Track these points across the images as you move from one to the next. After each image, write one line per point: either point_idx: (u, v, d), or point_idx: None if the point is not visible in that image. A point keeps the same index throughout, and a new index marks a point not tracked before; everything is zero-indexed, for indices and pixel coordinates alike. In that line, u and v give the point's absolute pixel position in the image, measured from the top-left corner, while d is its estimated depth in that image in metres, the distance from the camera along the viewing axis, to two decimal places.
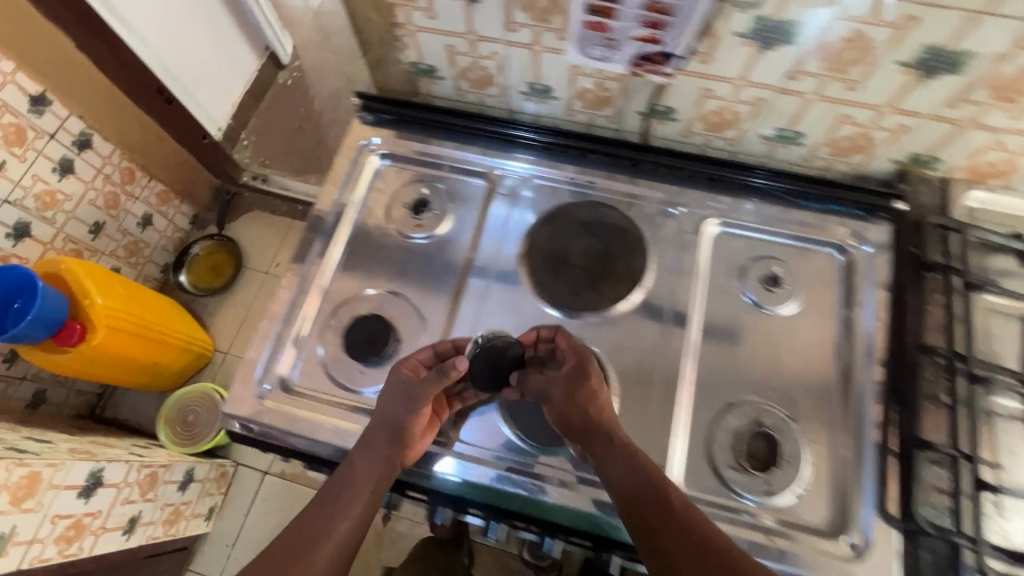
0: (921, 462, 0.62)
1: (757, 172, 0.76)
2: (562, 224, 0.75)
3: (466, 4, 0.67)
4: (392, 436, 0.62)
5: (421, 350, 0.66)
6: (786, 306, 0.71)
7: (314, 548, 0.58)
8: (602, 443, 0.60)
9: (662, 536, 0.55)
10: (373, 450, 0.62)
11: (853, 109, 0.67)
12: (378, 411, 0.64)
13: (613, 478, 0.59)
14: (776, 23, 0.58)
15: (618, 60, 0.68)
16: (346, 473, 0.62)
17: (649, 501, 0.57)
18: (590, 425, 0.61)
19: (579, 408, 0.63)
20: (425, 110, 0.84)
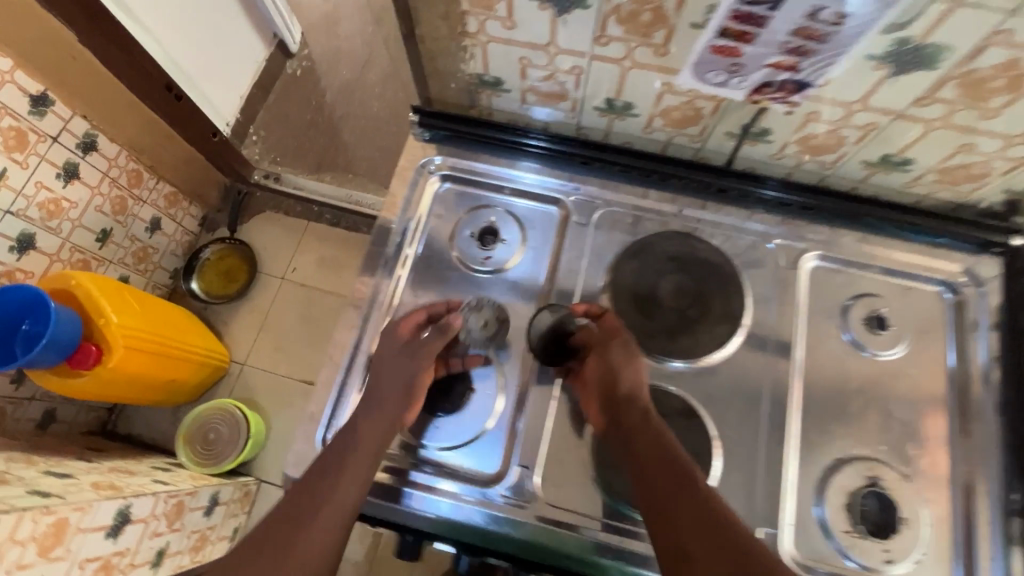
0: None
1: (770, 183, 0.73)
2: (650, 260, 0.69)
3: (554, 15, 0.59)
4: (395, 399, 0.61)
5: (414, 312, 0.66)
6: (892, 351, 0.66)
7: (316, 514, 0.55)
8: (626, 407, 0.59)
9: (678, 509, 0.53)
10: (373, 414, 0.60)
11: (979, 138, 0.61)
12: (376, 375, 0.62)
13: (629, 444, 0.58)
14: (920, 47, 0.52)
15: (739, 86, 0.61)
16: (345, 438, 0.59)
17: (666, 471, 0.55)
18: (614, 390, 0.60)
19: (605, 369, 0.62)
20: (464, 121, 0.77)
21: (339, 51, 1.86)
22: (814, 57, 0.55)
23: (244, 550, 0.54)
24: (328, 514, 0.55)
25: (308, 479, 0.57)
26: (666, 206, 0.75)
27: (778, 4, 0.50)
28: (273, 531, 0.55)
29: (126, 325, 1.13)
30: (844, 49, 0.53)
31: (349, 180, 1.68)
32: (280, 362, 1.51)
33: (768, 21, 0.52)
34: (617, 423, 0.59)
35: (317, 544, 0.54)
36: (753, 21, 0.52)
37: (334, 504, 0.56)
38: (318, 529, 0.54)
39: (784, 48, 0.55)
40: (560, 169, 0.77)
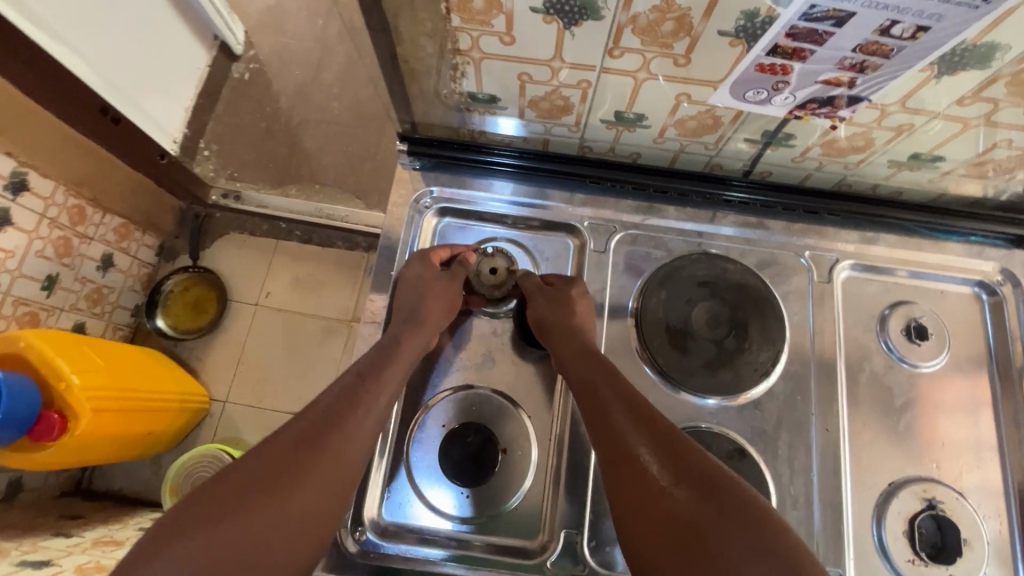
0: None
1: (734, 186, 0.70)
2: (677, 286, 0.66)
3: (562, 27, 0.51)
4: (438, 315, 0.64)
5: (438, 249, 0.69)
6: (933, 361, 0.64)
7: (352, 413, 0.54)
8: (561, 339, 0.61)
9: (621, 419, 0.53)
10: (416, 334, 0.62)
11: (1016, 134, 0.56)
12: (419, 291, 0.64)
13: (570, 371, 0.59)
14: (975, 46, 0.46)
15: (782, 104, 0.56)
16: (385, 353, 0.60)
17: (605, 390, 0.56)
18: (551, 326, 0.62)
19: (536, 315, 0.63)
20: (446, 144, 0.71)
21: (289, 49, 1.57)
22: (874, 73, 0.50)
23: (263, 453, 0.50)
24: (363, 421, 0.54)
25: (340, 389, 0.56)
26: (688, 224, 0.71)
27: (844, 20, 0.44)
28: (302, 432, 0.52)
29: (92, 384, 0.94)
30: (909, 65, 0.48)
31: (316, 193, 1.41)
32: (265, 396, 1.27)
33: (828, 38, 0.46)
34: (568, 353, 0.60)
35: (353, 447, 0.53)
36: (812, 38, 0.47)
37: (372, 410, 0.55)
38: (354, 432, 0.53)
39: (842, 64, 0.49)
40: (552, 191, 0.72)
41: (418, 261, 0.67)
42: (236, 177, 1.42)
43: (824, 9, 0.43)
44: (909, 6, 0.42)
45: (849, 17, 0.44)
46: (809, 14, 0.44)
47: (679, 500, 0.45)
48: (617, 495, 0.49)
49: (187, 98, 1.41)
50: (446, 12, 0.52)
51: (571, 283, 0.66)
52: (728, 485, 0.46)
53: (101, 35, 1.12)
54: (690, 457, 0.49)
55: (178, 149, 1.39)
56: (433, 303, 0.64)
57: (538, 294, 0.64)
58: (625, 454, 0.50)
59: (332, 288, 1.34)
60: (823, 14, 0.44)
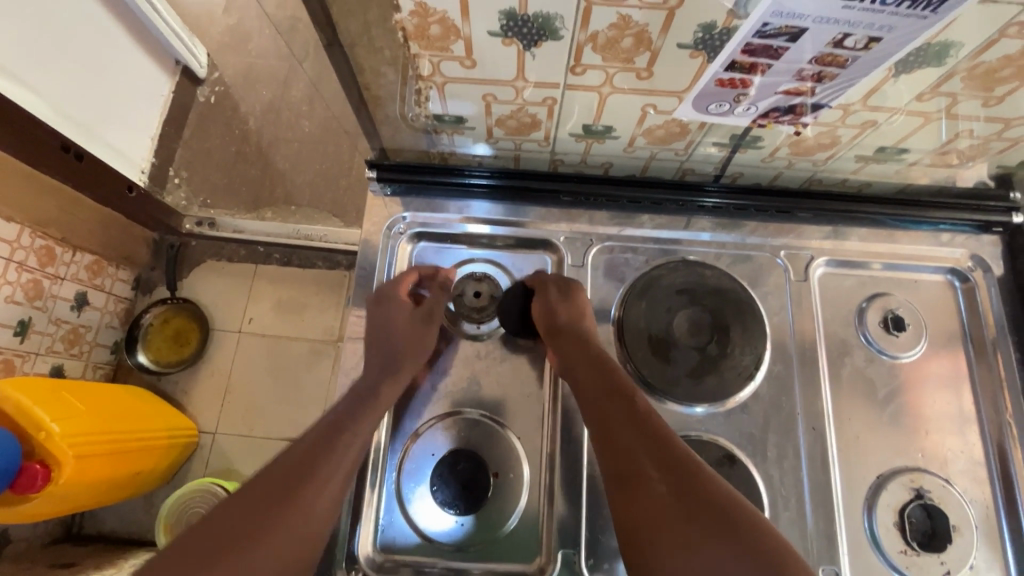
0: None
1: (709, 191, 0.69)
2: (657, 296, 0.66)
3: (522, 49, 0.51)
4: (412, 361, 0.63)
5: (409, 272, 0.68)
6: (910, 351, 0.65)
7: (332, 459, 0.53)
8: (563, 340, 0.61)
9: (628, 435, 0.53)
10: (393, 380, 0.61)
11: (976, 124, 0.57)
12: (387, 338, 0.63)
13: (575, 381, 0.59)
14: (928, 47, 0.46)
15: (744, 115, 0.57)
16: (358, 400, 0.58)
17: (610, 401, 0.55)
18: (553, 330, 0.62)
19: (546, 306, 0.64)
20: (414, 168, 0.71)
21: (253, 69, 1.53)
22: (832, 81, 0.50)
23: (240, 503, 0.48)
24: (338, 470, 0.53)
25: (319, 433, 0.55)
26: (662, 231, 0.72)
27: (797, 35, 0.45)
28: (280, 480, 0.50)
29: (74, 431, 0.91)
30: (866, 72, 0.49)
31: (292, 215, 1.37)
32: (254, 424, 1.22)
33: (783, 52, 0.47)
34: (575, 356, 0.60)
35: (326, 499, 0.51)
36: (767, 54, 0.47)
37: (348, 458, 0.54)
38: (335, 477, 0.53)
39: (800, 75, 0.50)
40: (526, 208, 0.72)
41: (391, 291, 0.66)
42: (208, 204, 1.38)
43: (769, 27, 0.44)
44: (859, 19, 0.42)
45: (801, 32, 0.44)
46: (758, 32, 0.45)
47: (687, 523, 0.45)
48: (623, 515, 0.50)
49: (152, 126, 1.38)
50: (404, 40, 0.51)
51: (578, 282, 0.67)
52: (735, 510, 0.46)
53: (55, 69, 1.09)
54: (699, 478, 0.48)
55: (146, 180, 1.35)
56: (400, 361, 0.62)
57: (547, 290, 0.65)
58: (634, 472, 0.50)
59: (315, 310, 1.29)
60: (776, 31, 0.44)
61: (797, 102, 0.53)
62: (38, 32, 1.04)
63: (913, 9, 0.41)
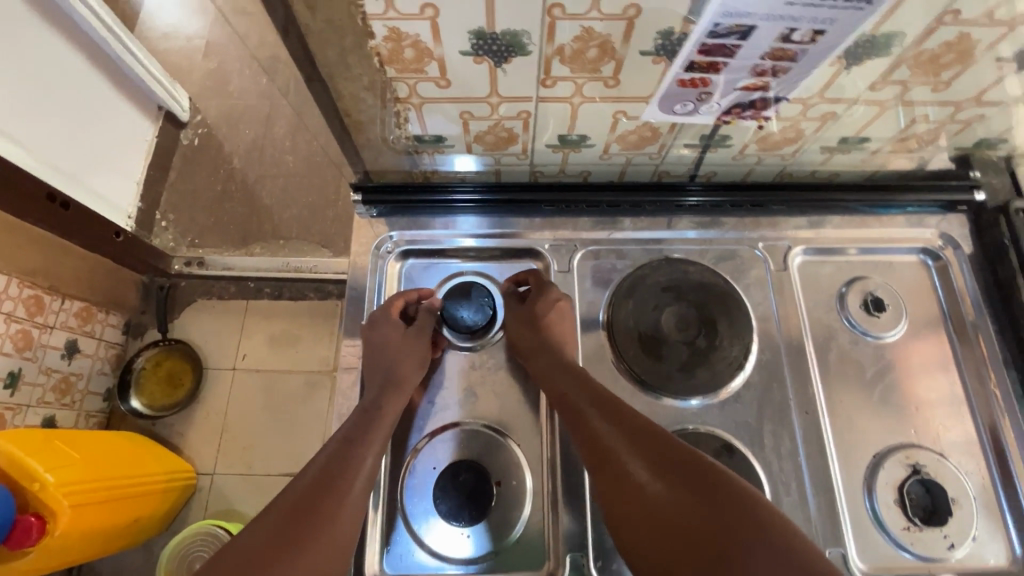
0: None
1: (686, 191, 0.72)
2: (643, 295, 0.68)
3: (493, 66, 0.53)
4: (414, 375, 0.63)
5: (397, 299, 0.67)
6: (893, 330, 0.67)
7: (348, 473, 0.54)
8: (532, 360, 0.63)
9: (599, 423, 0.54)
10: (396, 395, 0.61)
11: (930, 108, 0.60)
12: (382, 358, 0.64)
13: (547, 387, 0.61)
14: (874, 38, 0.49)
15: (708, 112, 0.59)
16: (364, 417, 0.59)
17: (579, 393, 0.57)
18: (524, 349, 0.64)
19: (513, 340, 0.66)
20: (398, 189, 0.73)
21: (235, 110, 1.56)
22: (785, 74, 0.53)
23: (263, 529, 0.48)
24: (355, 485, 0.53)
25: (331, 452, 0.55)
26: (644, 233, 0.73)
27: (747, 33, 0.47)
28: (299, 499, 0.50)
29: (68, 479, 0.89)
30: (816, 64, 0.52)
31: (281, 249, 1.39)
32: (253, 460, 1.21)
33: (737, 50, 0.50)
34: (545, 365, 0.61)
35: (348, 513, 0.51)
36: (722, 52, 0.50)
37: (363, 472, 0.55)
38: (354, 489, 0.53)
39: (754, 71, 0.52)
40: (509, 219, 0.74)
41: (382, 316, 0.66)
42: (197, 244, 1.39)
43: (720, 27, 0.47)
44: (801, 14, 0.45)
45: (750, 30, 0.47)
46: (710, 34, 0.48)
47: (658, 492, 0.47)
48: (608, 501, 0.51)
49: (137, 172, 1.39)
50: (380, 65, 0.53)
51: (551, 292, 0.66)
52: (708, 473, 0.47)
53: (38, 121, 1.10)
54: (667, 447, 0.50)
55: (133, 224, 1.36)
56: (403, 375, 0.62)
57: (518, 321, 0.66)
58: (607, 455, 0.52)
59: (309, 340, 1.29)
60: (727, 30, 0.47)
61: (756, 96, 0.56)
62: (19, 87, 1.06)
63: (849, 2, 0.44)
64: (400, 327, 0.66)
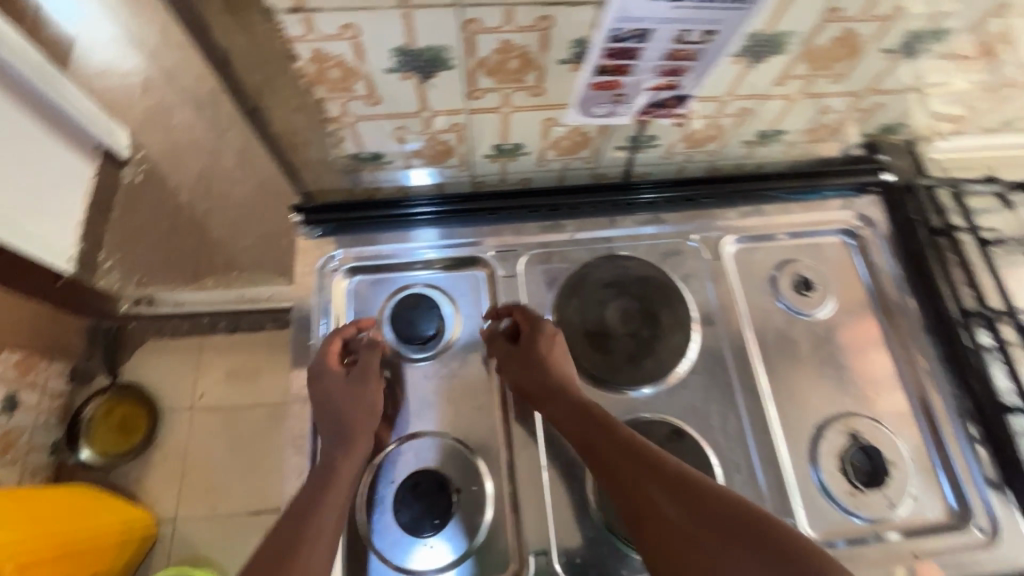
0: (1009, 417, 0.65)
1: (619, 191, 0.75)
2: (588, 293, 0.70)
3: (420, 81, 0.55)
4: (364, 425, 0.61)
5: (331, 339, 0.65)
6: (823, 307, 0.71)
7: (308, 541, 0.52)
8: (547, 403, 0.61)
9: (634, 473, 0.54)
10: (347, 450, 0.59)
11: (834, 99, 0.65)
12: (330, 410, 0.62)
13: (568, 431, 0.60)
14: (769, 36, 0.53)
15: (626, 113, 0.62)
16: (318, 479, 0.57)
17: (606, 441, 0.56)
18: (534, 391, 0.62)
19: (513, 380, 0.64)
20: (340, 209, 0.73)
21: (178, 143, 1.53)
22: (689, 73, 0.57)
23: None
24: (316, 553, 0.52)
25: (286, 523, 0.54)
26: (585, 233, 0.75)
27: (645, 36, 0.51)
28: None
29: (10, 539, 0.85)
30: (714, 62, 0.55)
31: (235, 280, 1.32)
32: (217, 501, 1.16)
33: (640, 53, 0.53)
34: (562, 409, 0.60)
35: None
36: (627, 55, 0.53)
37: (324, 537, 0.53)
38: (314, 558, 0.52)
39: (660, 71, 0.56)
40: (452, 229, 0.74)
41: (324, 359, 0.64)
42: (144, 282, 1.33)
43: (618, 31, 0.50)
44: (689, 16, 0.49)
45: (647, 33, 0.50)
46: (612, 39, 0.51)
47: (711, 547, 0.47)
48: (649, 555, 0.50)
49: (76, 213, 1.35)
50: (309, 86, 0.54)
51: (545, 326, 0.65)
52: (757, 523, 0.48)
53: None
54: (711, 498, 0.50)
55: (74, 266, 1.30)
56: (353, 425, 0.61)
57: (512, 360, 0.64)
58: (647, 508, 0.51)
59: (270, 372, 1.26)
60: (626, 34, 0.50)
61: (666, 95, 0.59)
62: None
63: (731, 2, 0.47)
64: (341, 373, 0.64)
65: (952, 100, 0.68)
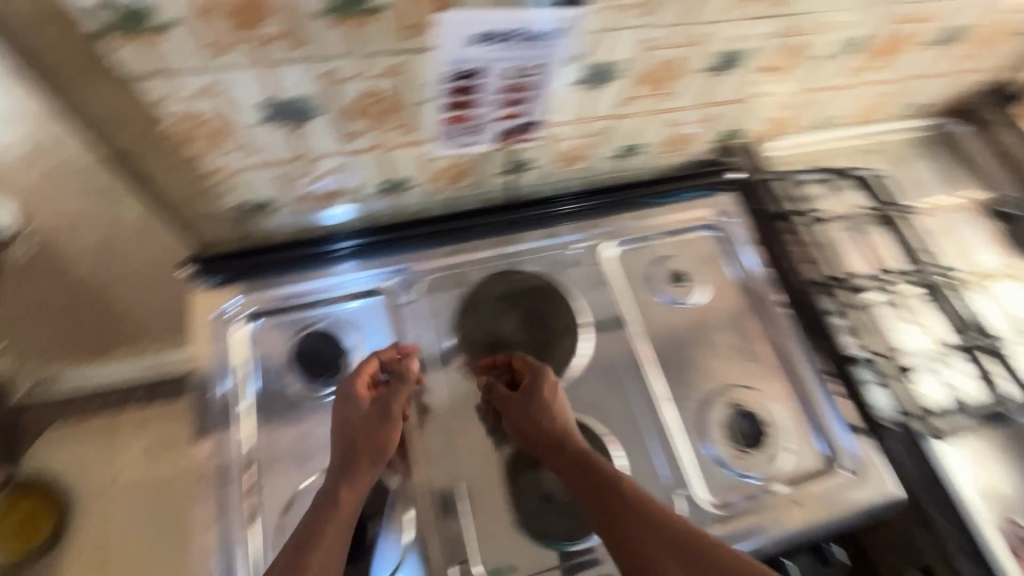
0: (857, 368, 0.74)
1: (496, 211, 0.78)
2: (481, 307, 0.74)
3: (291, 128, 0.58)
4: (371, 459, 0.61)
5: (368, 361, 0.67)
6: (696, 294, 0.79)
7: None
8: (552, 453, 0.63)
9: (637, 531, 0.56)
10: (354, 483, 0.59)
11: (675, 113, 0.74)
12: (347, 439, 0.62)
13: (572, 483, 0.61)
14: (600, 64, 0.62)
15: (484, 142, 0.68)
16: (319, 512, 0.57)
17: (614, 495, 0.59)
18: (534, 436, 0.64)
19: (514, 425, 0.65)
20: (227, 257, 0.72)
21: None
22: (530, 103, 0.64)
23: None
24: None
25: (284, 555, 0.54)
26: (474, 253, 0.77)
27: (479, 73, 0.58)
28: None
29: None
30: (548, 90, 0.63)
31: None
32: None
33: (479, 90, 0.60)
34: (565, 457, 0.62)
35: None
36: (468, 91, 0.59)
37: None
38: None
39: (503, 103, 0.63)
40: (343, 264, 0.74)
41: (351, 377, 0.66)
42: None
43: (448, 74, 0.57)
44: (511, 55, 0.56)
45: (480, 72, 0.57)
46: (446, 81, 0.57)
47: None
48: None
49: None
50: (182, 143, 0.57)
51: (546, 374, 0.68)
52: None
53: None
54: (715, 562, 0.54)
55: None
56: (360, 455, 0.61)
57: (511, 405, 0.65)
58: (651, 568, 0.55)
59: None
60: (461, 73, 0.57)
61: (515, 123, 0.66)
62: None
63: (541, 38, 0.56)
64: (363, 397, 0.65)
65: (774, 106, 0.80)
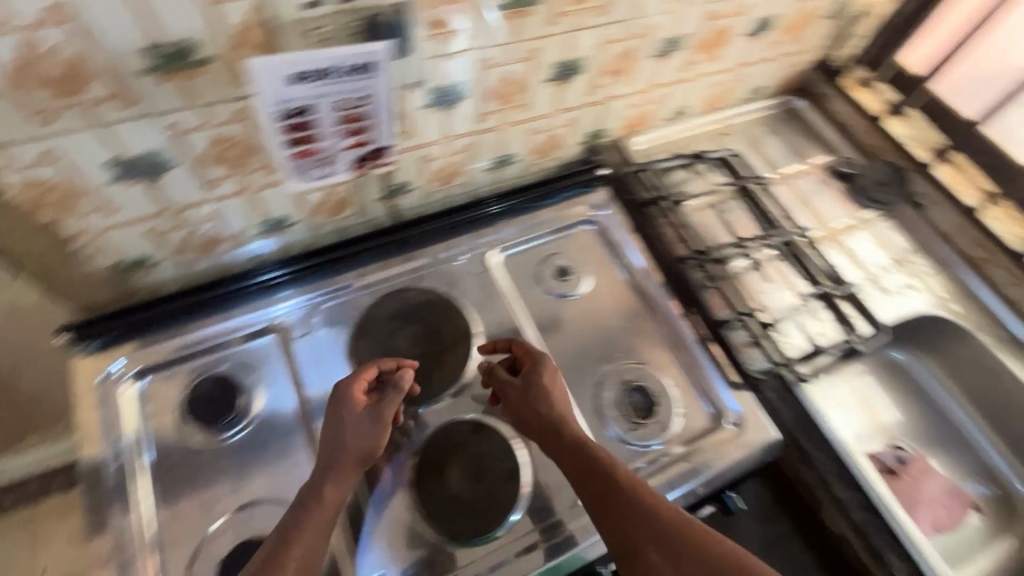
0: (730, 329, 0.80)
1: (380, 235, 0.81)
2: (375, 329, 0.76)
3: (148, 183, 0.59)
4: (357, 457, 0.60)
5: (368, 368, 0.67)
6: (582, 285, 0.84)
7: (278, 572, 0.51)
8: (551, 437, 0.64)
9: (624, 514, 0.56)
10: (340, 478, 0.58)
11: (534, 123, 0.80)
12: (338, 438, 0.61)
13: (566, 466, 0.62)
14: (447, 87, 0.67)
15: (341, 172, 0.70)
16: (302, 506, 0.56)
17: (606, 478, 0.59)
18: (532, 423, 0.66)
19: (513, 410, 0.67)
20: (105, 320, 0.71)
21: None
22: (373, 129, 0.67)
23: None
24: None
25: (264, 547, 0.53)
26: (363, 277, 0.80)
27: (311, 108, 0.60)
28: None
29: None
30: (387, 115, 0.66)
31: None
32: None
33: (315, 123, 0.62)
34: (561, 440, 0.63)
35: None
36: (306, 125, 0.62)
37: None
38: None
39: (345, 133, 0.65)
40: (233, 309, 0.75)
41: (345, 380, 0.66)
42: None
43: (278, 113, 0.59)
44: (334, 87, 0.59)
45: (309, 106, 0.60)
46: (278, 120, 0.60)
47: None
48: None
49: None
50: (34, 212, 0.57)
51: (546, 363, 0.70)
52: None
53: None
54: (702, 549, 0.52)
55: None
56: (344, 454, 0.60)
57: (513, 393, 0.68)
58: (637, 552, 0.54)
59: None
60: (290, 110, 0.59)
61: (365, 151, 0.69)
62: None
63: (358, 70, 0.59)
64: (358, 401, 0.64)
65: (627, 105, 0.87)
